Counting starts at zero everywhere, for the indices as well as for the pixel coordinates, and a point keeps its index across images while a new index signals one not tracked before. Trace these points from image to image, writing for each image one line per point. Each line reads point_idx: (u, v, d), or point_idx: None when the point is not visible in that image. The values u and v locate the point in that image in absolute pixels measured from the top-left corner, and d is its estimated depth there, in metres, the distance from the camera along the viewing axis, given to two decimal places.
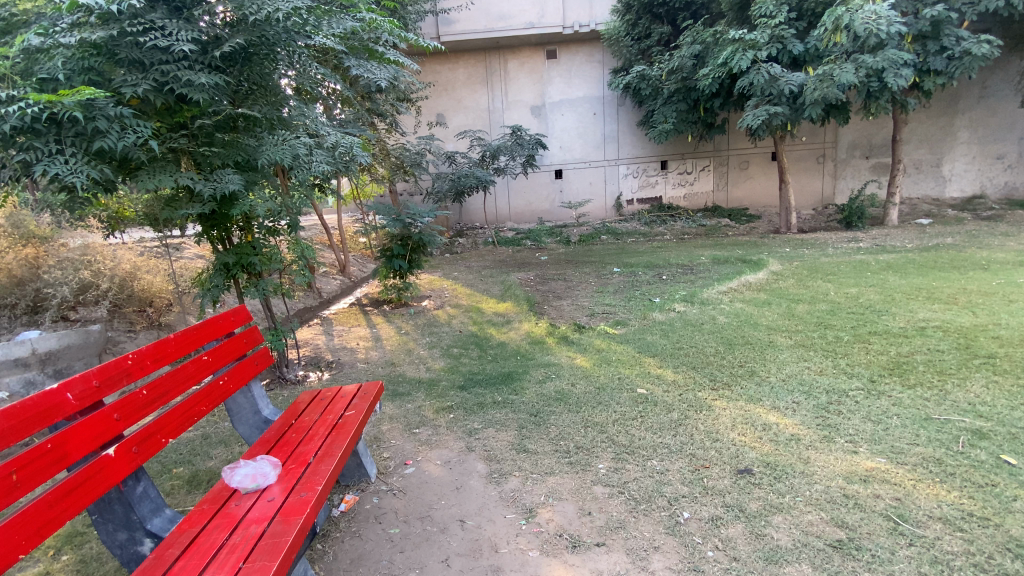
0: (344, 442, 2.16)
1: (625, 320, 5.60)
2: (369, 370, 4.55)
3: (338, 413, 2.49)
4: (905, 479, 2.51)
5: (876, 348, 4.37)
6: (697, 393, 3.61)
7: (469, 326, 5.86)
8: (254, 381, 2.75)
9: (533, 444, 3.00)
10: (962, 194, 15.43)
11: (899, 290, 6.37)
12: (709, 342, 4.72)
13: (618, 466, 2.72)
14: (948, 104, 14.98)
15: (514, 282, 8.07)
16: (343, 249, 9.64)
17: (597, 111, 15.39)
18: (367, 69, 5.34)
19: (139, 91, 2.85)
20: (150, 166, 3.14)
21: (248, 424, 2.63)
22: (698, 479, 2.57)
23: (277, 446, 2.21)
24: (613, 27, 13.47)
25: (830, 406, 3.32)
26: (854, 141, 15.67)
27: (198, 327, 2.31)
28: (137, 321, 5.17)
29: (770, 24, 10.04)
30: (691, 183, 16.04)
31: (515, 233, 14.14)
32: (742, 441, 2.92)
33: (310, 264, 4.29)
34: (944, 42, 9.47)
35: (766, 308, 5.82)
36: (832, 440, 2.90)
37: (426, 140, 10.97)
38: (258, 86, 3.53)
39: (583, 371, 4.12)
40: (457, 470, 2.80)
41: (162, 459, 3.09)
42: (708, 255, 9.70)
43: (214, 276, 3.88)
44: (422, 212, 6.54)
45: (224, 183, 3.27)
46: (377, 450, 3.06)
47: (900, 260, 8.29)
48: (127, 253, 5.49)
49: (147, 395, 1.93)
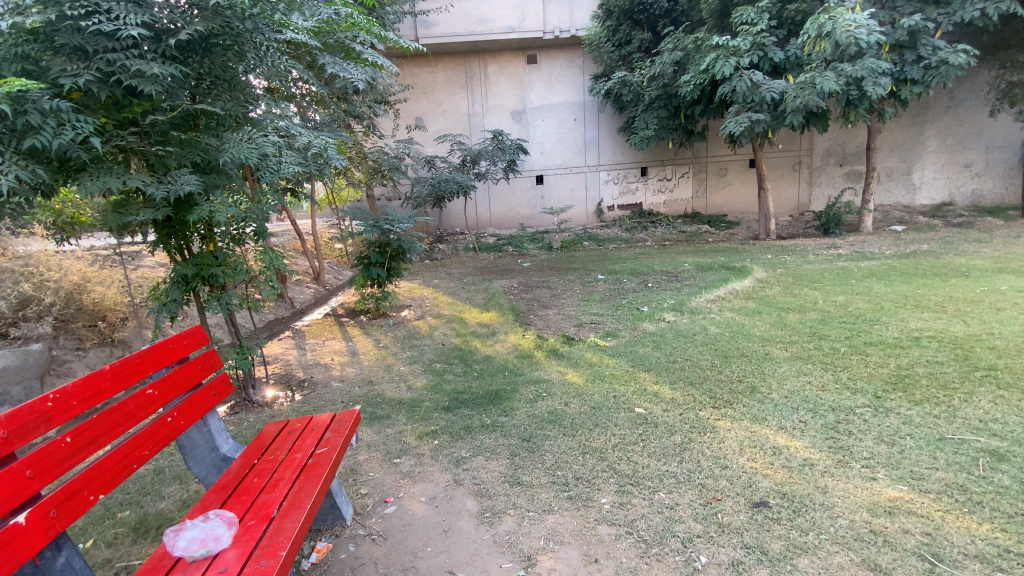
0: (314, 489, 1.86)
1: (615, 330, 5.37)
2: (345, 390, 4.21)
3: (309, 451, 2.17)
4: (932, 510, 2.32)
5: (875, 360, 4.23)
6: (698, 412, 3.39)
7: (452, 338, 5.56)
8: (212, 412, 2.41)
9: (528, 476, 2.72)
10: (932, 201, 15.82)
11: (887, 298, 6.31)
12: (704, 354, 4.51)
13: (622, 501, 2.47)
14: (918, 114, 15.33)
15: (497, 290, 7.81)
16: (317, 256, 9.22)
17: (578, 117, 15.28)
18: (343, 68, 5.06)
19: (80, 82, 2.48)
20: (93, 167, 2.78)
21: (204, 463, 2.31)
22: (712, 515, 2.34)
23: (235, 496, 1.90)
24: (594, 33, 13.37)
25: (839, 425, 3.13)
26: (829, 149, 15.91)
27: (143, 355, 1.98)
28: (88, 337, 4.72)
29: (751, 32, 10.03)
30: (670, 189, 16.05)
31: (496, 239, 13.88)
32: (753, 468, 2.70)
33: (280, 273, 3.91)
34: (920, 51, 9.63)
35: (757, 317, 5.66)
36: (849, 465, 2.70)
37: (405, 144, 10.62)
38: (222, 80, 3.19)
39: (576, 389, 3.86)
40: (445, 509, 2.51)
41: (106, 501, 2.73)
42: (691, 262, 9.61)
43: (171, 290, 3.51)
44: (401, 217, 6.21)
45: (179, 185, 2.92)
46: (353, 485, 2.75)
47: (881, 267, 8.32)
48: (77, 263, 5.05)
49: (73, 443, 1.60)
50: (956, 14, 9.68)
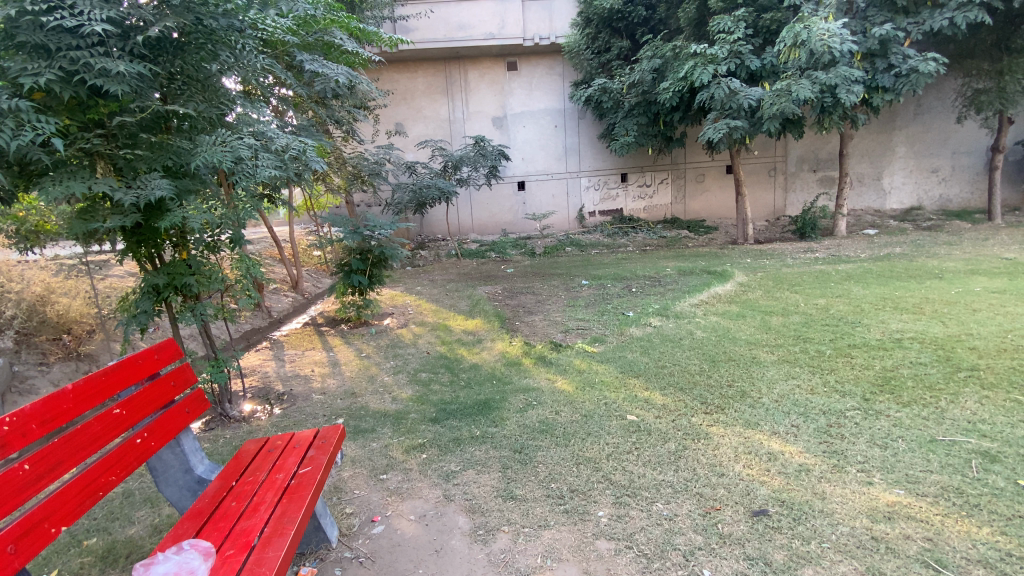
0: (298, 513, 1.73)
1: (602, 336, 5.31)
2: (326, 403, 4.05)
3: (292, 471, 2.04)
4: (931, 515, 2.31)
5: (860, 362, 4.25)
6: (691, 418, 3.33)
7: (437, 347, 5.43)
8: (186, 431, 2.26)
9: (522, 489, 2.64)
10: (901, 205, 16.29)
11: (866, 300, 6.40)
12: (692, 359, 4.47)
13: (620, 513, 2.40)
14: (887, 121, 15.82)
15: (482, 297, 7.70)
16: (296, 263, 8.96)
17: (558, 124, 15.33)
18: (322, 66, 4.99)
19: (42, 81, 2.30)
20: (56, 171, 2.60)
21: (177, 486, 2.17)
22: (712, 525, 2.28)
23: (212, 522, 1.76)
24: (574, 40, 13.46)
25: (831, 428, 3.11)
26: (803, 155, 16.27)
27: (109, 372, 1.84)
28: (52, 351, 4.44)
29: (728, 40, 10.23)
30: (651, 195, 16.18)
31: (478, 245, 13.78)
32: (750, 475, 2.66)
33: (257, 282, 3.76)
34: (891, 60, 9.97)
35: (742, 321, 5.66)
36: (844, 469, 2.68)
37: (385, 150, 10.48)
38: (194, 80, 3.05)
39: (566, 397, 3.78)
40: (436, 527, 2.40)
41: (71, 529, 2.54)
42: (673, 266, 9.65)
43: (142, 301, 3.33)
44: (382, 223, 6.06)
45: (150, 190, 2.77)
46: (338, 505, 2.62)
47: (858, 270, 8.47)
48: (40, 273, 4.78)
49: (30, 471, 1.47)
50: (924, 24, 10.03)
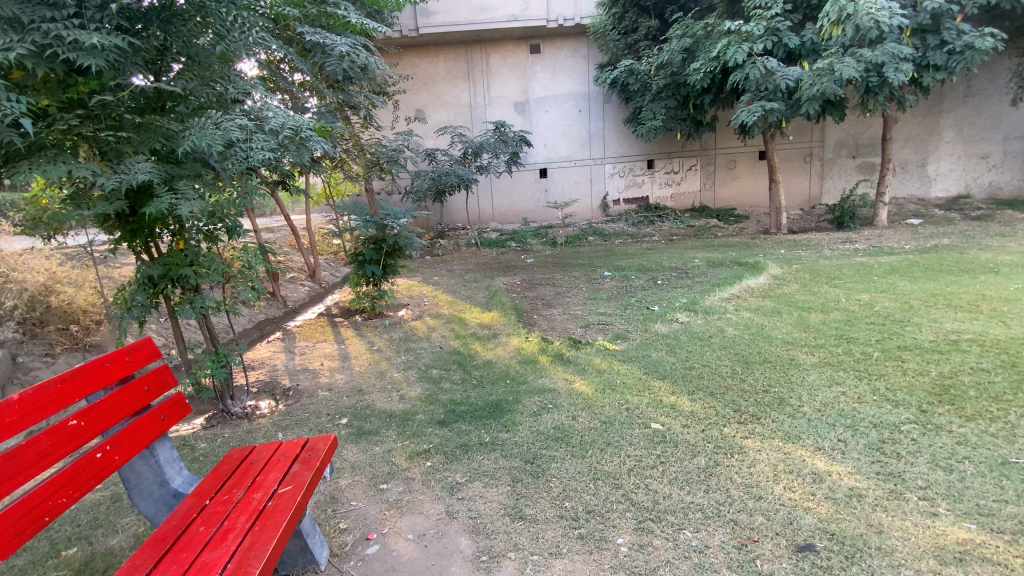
0: (268, 546, 1.52)
1: (624, 333, 4.98)
2: (331, 401, 3.86)
3: (271, 491, 1.82)
4: (1010, 557, 1.97)
5: (912, 367, 3.82)
6: (723, 429, 2.99)
7: (450, 341, 5.19)
8: (161, 440, 2.06)
9: (533, 508, 2.38)
10: (947, 194, 15.31)
11: (914, 296, 5.88)
12: (723, 360, 4.11)
13: (642, 542, 2.12)
14: (933, 104, 14.84)
15: (500, 288, 7.43)
16: (313, 253, 8.83)
17: (582, 108, 14.84)
18: (322, 37, 5.10)
19: (11, 55, 2.05)
20: (33, 155, 2.39)
21: (152, 500, 1.98)
22: (750, 561, 1.99)
23: (173, 554, 1.55)
24: (600, 21, 12.93)
25: (884, 445, 2.75)
26: (842, 140, 15.41)
27: (66, 379, 1.64)
28: (58, 342, 4.36)
29: (765, 16, 9.59)
30: (678, 182, 15.60)
31: (499, 234, 13.51)
32: (792, 499, 2.34)
33: (261, 272, 3.55)
34: (943, 36, 9.24)
35: (778, 318, 5.24)
36: (902, 496, 2.34)
37: (404, 137, 10.23)
38: (185, 57, 2.83)
39: (584, 400, 3.49)
40: (436, 550, 2.17)
41: (52, 536, 2.40)
42: (701, 257, 9.20)
43: (137, 293, 3.15)
44: (398, 212, 5.85)
45: (134, 175, 2.55)
46: (331, 519, 2.41)
47: (903, 262, 7.88)
48: (47, 262, 4.71)
49: None
50: None
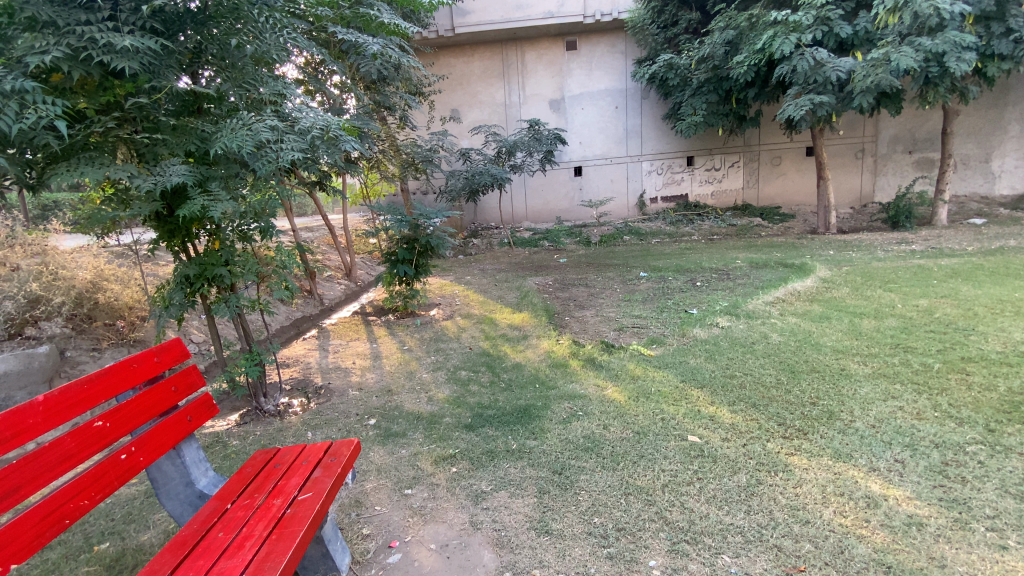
0: (282, 557, 1.47)
1: (660, 337, 4.80)
2: (361, 401, 3.86)
3: (290, 498, 1.78)
4: None
5: (978, 382, 3.49)
6: (766, 444, 2.81)
7: (480, 342, 5.14)
8: (189, 442, 2.07)
9: (559, 522, 2.27)
10: (1014, 191, 14.24)
11: (978, 303, 5.42)
12: (767, 369, 3.88)
13: (676, 566, 1.98)
14: (999, 95, 13.80)
15: (532, 288, 7.33)
16: (349, 251, 8.92)
17: (619, 105, 14.53)
18: (354, 34, 4.94)
19: (46, 59, 2.12)
20: (73, 156, 2.45)
21: (178, 500, 1.99)
22: None
23: (190, 560, 1.53)
24: (638, 15, 12.62)
25: (946, 468, 2.51)
26: (897, 135, 14.54)
27: (93, 380, 1.64)
28: (105, 337, 4.58)
29: (814, 5, 9.09)
30: (719, 179, 15.09)
31: (532, 233, 13.41)
32: (844, 526, 2.15)
33: (295, 273, 3.55)
34: (1010, 23, 8.56)
35: (826, 324, 4.93)
36: (968, 526, 2.11)
37: (438, 137, 10.25)
38: (220, 61, 2.88)
39: (617, 408, 3.35)
40: (457, 562, 2.09)
41: (88, 530, 2.46)
42: (743, 258, 8.83)
43: (174, 291, 3.21)
44: (430, 211, 5.85)
45: (167, 176, 2.58)
46: (355, 524, 2.38)
47: (966, 265, 7.32)
48: (94, 261, 4.92)
49: None
50: None
